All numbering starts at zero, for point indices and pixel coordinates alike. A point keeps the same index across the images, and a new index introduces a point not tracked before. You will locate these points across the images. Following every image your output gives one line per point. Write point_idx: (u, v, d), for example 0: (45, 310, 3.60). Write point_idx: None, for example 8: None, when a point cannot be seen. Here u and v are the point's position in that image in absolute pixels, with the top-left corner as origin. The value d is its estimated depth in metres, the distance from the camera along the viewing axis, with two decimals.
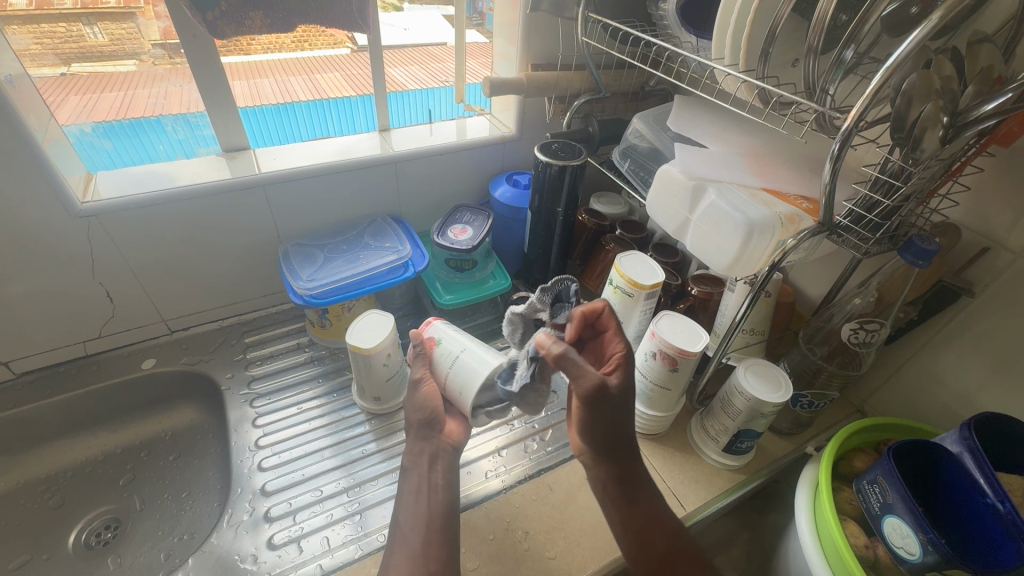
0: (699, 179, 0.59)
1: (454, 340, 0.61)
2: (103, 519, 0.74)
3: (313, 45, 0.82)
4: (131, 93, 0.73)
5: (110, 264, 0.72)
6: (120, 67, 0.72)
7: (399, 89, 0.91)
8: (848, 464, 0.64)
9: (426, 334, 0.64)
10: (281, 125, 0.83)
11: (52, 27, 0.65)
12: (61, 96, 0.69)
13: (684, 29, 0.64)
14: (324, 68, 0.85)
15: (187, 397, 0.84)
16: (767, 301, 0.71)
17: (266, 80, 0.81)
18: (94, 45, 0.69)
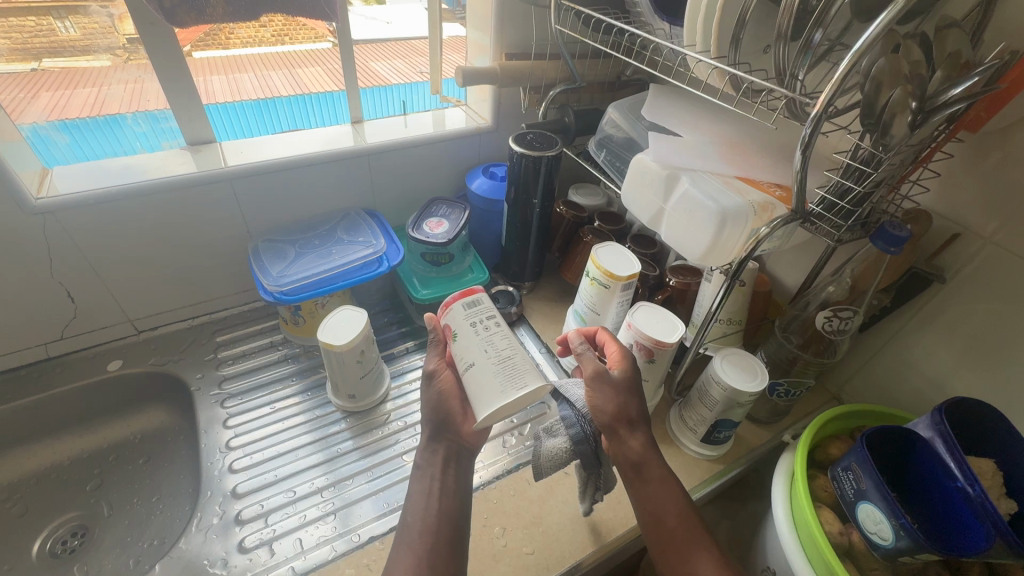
0: (673, 167, 0.59)
1: (468, 343, 0.57)
2: (70, 526, 0.72)
3: (293, 38, 0.79)
4: (103, 89, 0.71)
5: (69, 263, 0.70)
6: (94, 62, 0.69)
7: (382, 83, 0.91)
8: (825, 451, 0.64)
9: (443, 322, 0.62)
10: (263, 120, 0.82)
11: (22, 21, 0.63)
12: (33, 93, 0.67)
13: (657, 17, 0.63)
14: (305, 62, 0.84)
15: (156, 398, 0.82)
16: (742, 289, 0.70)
17: (246, 74, 0.80)
18: (66, 40, 0.66)
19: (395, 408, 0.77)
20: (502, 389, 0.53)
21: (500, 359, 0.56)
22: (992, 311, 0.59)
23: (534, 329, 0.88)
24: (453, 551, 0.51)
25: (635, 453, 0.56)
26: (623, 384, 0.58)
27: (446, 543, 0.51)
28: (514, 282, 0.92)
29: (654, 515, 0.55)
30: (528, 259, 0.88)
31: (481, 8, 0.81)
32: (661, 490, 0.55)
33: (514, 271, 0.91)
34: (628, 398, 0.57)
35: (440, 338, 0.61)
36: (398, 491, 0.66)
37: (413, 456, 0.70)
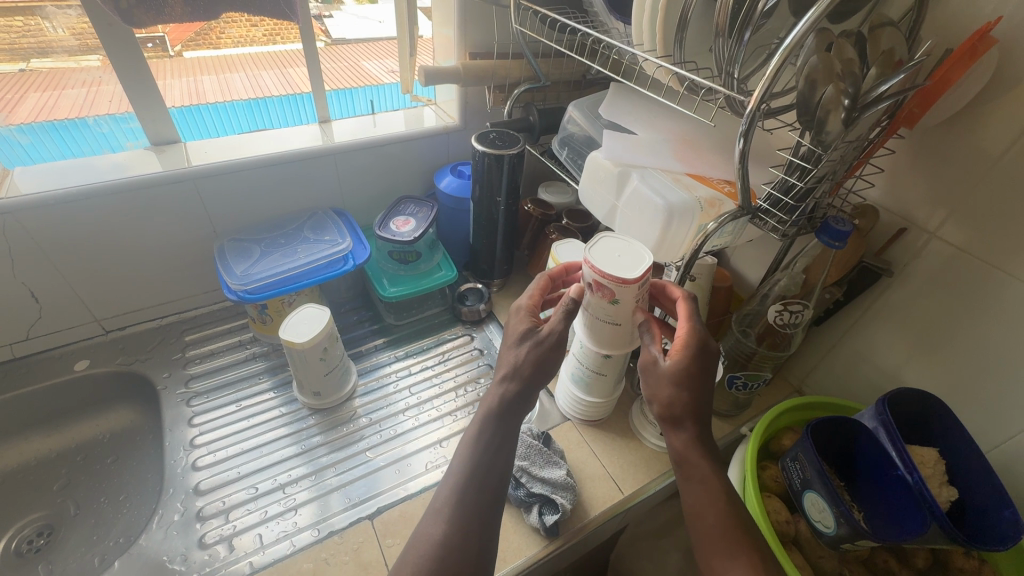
0: (623, 165, 0.60)
1: (620, 312, 0.56)
2: (35, 526, 0.73)
3: (285, 38, 0.81)
4: (95, 89, 0.72)
5: (32, 264, 0.70)
6: (86, 62, 0.70)
7: (375, 82, 0.93)
8: (778, 442, 0.65)
9: (603, 280, 0.53)
10: (255, 121, 0.83)
11: (9, 21, 0.65)
12: (22, 92, 0.68)
13: (611, 17, 0.64)
14: (296, 61, 0.84)
15: (124, 398, 0.82)
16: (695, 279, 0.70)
17: (236, 75, 0.81)
18: (55, 39, 0.67)
19: (362, 405, 0.77)
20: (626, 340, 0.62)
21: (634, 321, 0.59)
22: (938, 305, 0.60)
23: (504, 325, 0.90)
24: (484, 526, 0.50)
25: (675, 450, 0.52)
26: (672, 378, 0.51)
27: (462, 520, 0.49)
28: (484, 279, 0.93)
29: (693, 514, 0.51)
30: (496, 256, 0.89)
31: (445, 6, 0.81)
32: (698, 490, 0.51)
33: (483, 268, 0.92)
34: (680, 391, 0.51)
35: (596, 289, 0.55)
36: (362, 487, 0.67)
37: (376, 453, 0.71)
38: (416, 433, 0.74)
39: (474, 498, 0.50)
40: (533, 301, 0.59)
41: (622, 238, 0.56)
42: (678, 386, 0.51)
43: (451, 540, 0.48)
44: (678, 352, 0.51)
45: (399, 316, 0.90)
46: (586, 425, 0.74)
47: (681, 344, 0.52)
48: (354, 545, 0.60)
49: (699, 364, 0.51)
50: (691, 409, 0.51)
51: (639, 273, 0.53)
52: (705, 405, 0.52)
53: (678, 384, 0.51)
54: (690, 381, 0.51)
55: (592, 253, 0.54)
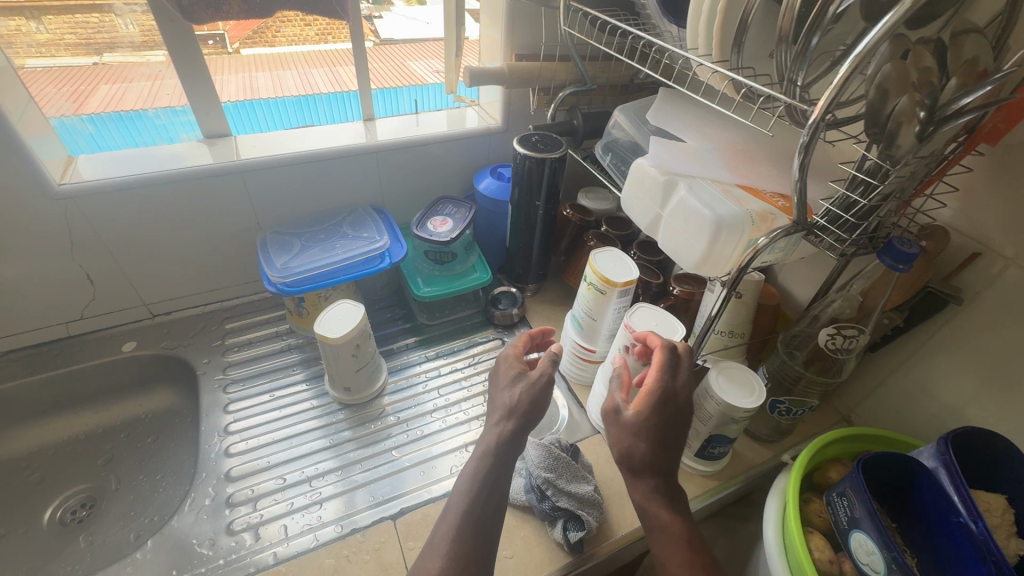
0: (671, 174, 0.57)
1: None
2: (79, 498, 0.76)
3: (336, 38, 0.81)
4: (161, 83, 0.75)
5: (90, 246, 0.73)
6: (152, 57, 0.73)
7: (417, 81, 0.93)
8: (823, 475, 0.61)
9: (641, 342, 0.60)
10: (303, 116, 0.85)
11: (86, 18, 0.68)
12: (94, 85, 0.73)
13: (664, 19, 0.62)
14: (345, 60, 0.85)
15: (166, 380, 0.85)
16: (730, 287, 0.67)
17: (289, 73, 0.85)
18: (126, 35, 0.70)
19: (392, 403, 0.78)
20: None
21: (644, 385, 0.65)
22: (1014, 338, 0.55)
23: (536, 331, 0.88)
24: None
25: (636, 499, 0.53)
26: (632, 428, 0.53)
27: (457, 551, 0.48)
28: (518, 284, 0.92)
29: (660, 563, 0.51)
30: (531, 261, 0.88)
31: (493, 7, 0.81)
32: (665, 541, 0.51)
33: (518, 272, 0.90)
34: (640, 442, 0.52)
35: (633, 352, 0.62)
36: (386, 486, 0.67)
37: (401, 452, 0.71)
38: (442, 435, 0.73)
39: (465, 526, 0.50)
40: (515, 354, 0.64)
41: (657, 311, 0.64)
42: (637, 437, 0.52)
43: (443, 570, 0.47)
44: (642, 402, 0.53)
45: (431, 316, 0.90)
46: None
47: (643, 395, 0.53)
48: (376, 544, 0.60)
49: (661, 417, 0.52)
50: (653, 462, 0.52)
51: (674, 341, 0.60)
52: (670, 457, 0.53)
53: (637, 435, 0.52)
54: (651, 433, 0.52)
55: (634, 320, 0.62)
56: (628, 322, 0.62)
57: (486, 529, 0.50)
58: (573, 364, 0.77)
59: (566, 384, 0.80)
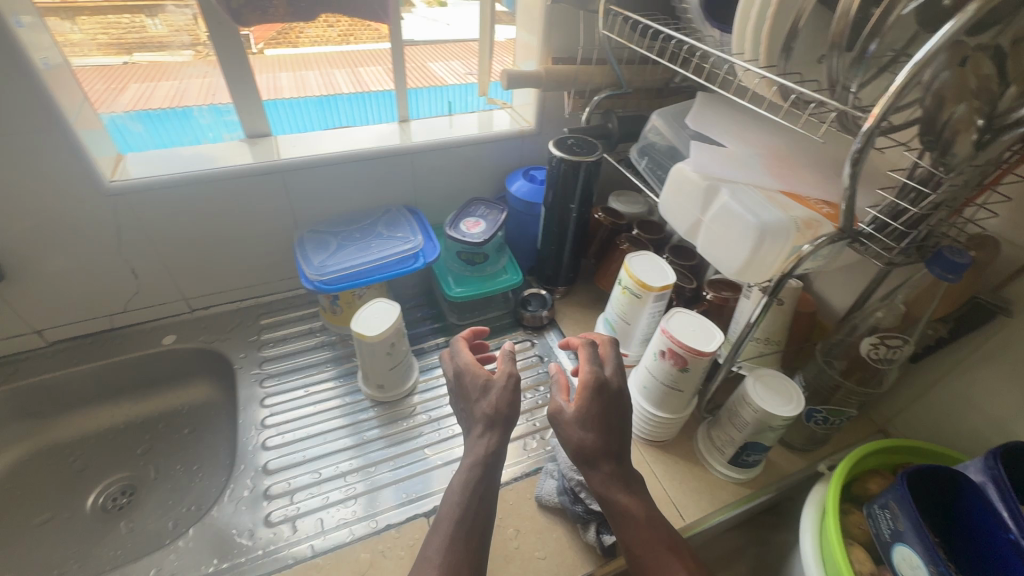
0: (713, 178, 0.57)
1: (686, 379, 0.63)
2: (119, 485, 0.78)
3: (358, 38, 0.83)
4: (184, 83, 0.78)
5: (136, 241, 0.75)
6: (177, 57, 0.76)
7: (438, 84, 0.93)
8: (862, 486, 0.60)
9: (676, 347, 0.61)
10: (324, 116, 0.86)
11: (118, 19, 0.70)
12: (124, 83, 0.75)
13: (707, 24, 0.62)
14: (366, 61, 0.88)
15: (203, 374, 0.87)
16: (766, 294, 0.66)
17: (311, 73, 0.86)
18: (154, 36, 0.73)
19: (423, 401, 0.78)
20: (684, 407, 0.68)
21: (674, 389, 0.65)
22: None
23: (565, 334, 0.89)
24: None
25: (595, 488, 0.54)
26: (577, 421, 0.55)
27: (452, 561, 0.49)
28: (548, 286, 0.93)
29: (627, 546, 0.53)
30: (562, 264, 0.88)
31: (530, 10, 0.81)
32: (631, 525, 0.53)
33: (548, 274, 0.91)
34: (588, 434, 0.54)
35: (669, 356, 0.62)
36: (417, 483, 0.67)
37: (433, 451, 0.72)
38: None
39: (457, 536, 0.51)
40: (473, 360, 0.62)
41: (695, 315, 0.63)
42: (585, 428, 0.54)
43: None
44: (581, 393, 0.55)
45: (462, 316, 0.91)
46: (649, 445, 0.72)
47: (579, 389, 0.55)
48: (411, 541, 0.61)
49: (599, 404, 0.55)
50: (603, 449, 0.54)
51: (712, 348, 0.60)
52: (618, 442, 0.55)
53: (585, 426, 0.55)
54: (596, 423, 0.55)
55: (671, 324, 0.62)
56: (664, 325, 0.62)
57: (476, 542, 0.51)
58: None
59: None
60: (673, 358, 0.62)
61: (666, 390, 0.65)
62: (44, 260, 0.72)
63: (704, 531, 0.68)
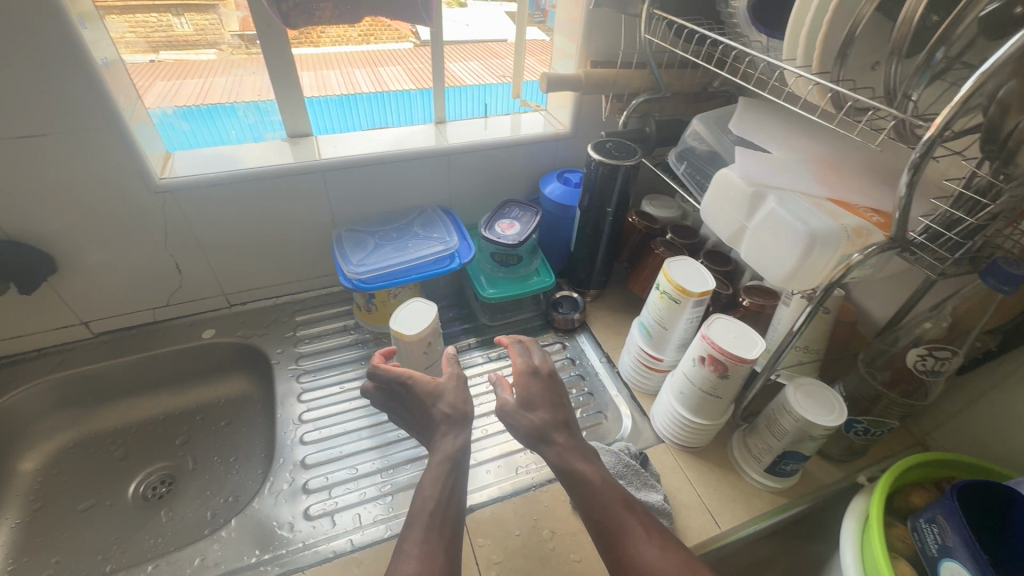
0: (760, 185, 0.56)
1: (725, 386, 0.63)
2: (159, 475, 0.80)
3: (378, 38, 0.85)
4: (209, 80, 0.78)
5: (181, 237, 0.77)
6: (201, 55, 0.77)
7: (456, 84, 0.90)
8: (905, 499, 0.59)
9: (716, 353, 0.60)
10: (343, 116, 0.85)
11: (145, 17, 0.70)
12: (150, 81, 0.75)
13: (754, 29, 0.62)
14: (385, 62, 0.87)
15: (240, 368, 0.89)
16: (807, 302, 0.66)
17: (332, 72, 0.85)
18: (181, 34, 0.74)
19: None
20: (722, 414, 0.68)
21: (711, 395, 0.64)
22: None
23: (597, 337, 0.89)
24: None
25: (554, 458, 0.54)
26: (523, 402, 0.58)
27: (428, 554, 0.47)
28: (581, 289, 0.93)
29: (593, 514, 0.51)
30: (595, 267, 0.89)
31: (569, 13, 0.81)
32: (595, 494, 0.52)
33: (580, 277, 0.91)
34: (538, 413, 0.57)
35: (709, 362, 0.62)
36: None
37: None
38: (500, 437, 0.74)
39: (433, 528, 0.49)
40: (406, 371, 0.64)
41: (735, 322, 0.63)
42: (531, 408, 0.58)
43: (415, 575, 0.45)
44: (520, 379, 0.60)
45: (493, 317, 0.91)
46: (682, 451, 0.72)
47: (516, 378, 0.60)
48: None
49: (536, 383, 0.60)
50: (552, 423, 0.57)
51: (753, 354, 0.59)
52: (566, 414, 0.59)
53: (531, 408, 0.58)
54: (542, 401, 0.59)
55: (712, 330, 0.62)
56: (705, 332, 0.62)
57: (449, 536, 0.49)
58: (638, 371, 0.78)
59: (628, 391, 0.80)
60: (714, 365, 0.62)
61: (704, 396, 0.65)
62: (95, 253, 0.74)
63: (739, 539, 0.67)
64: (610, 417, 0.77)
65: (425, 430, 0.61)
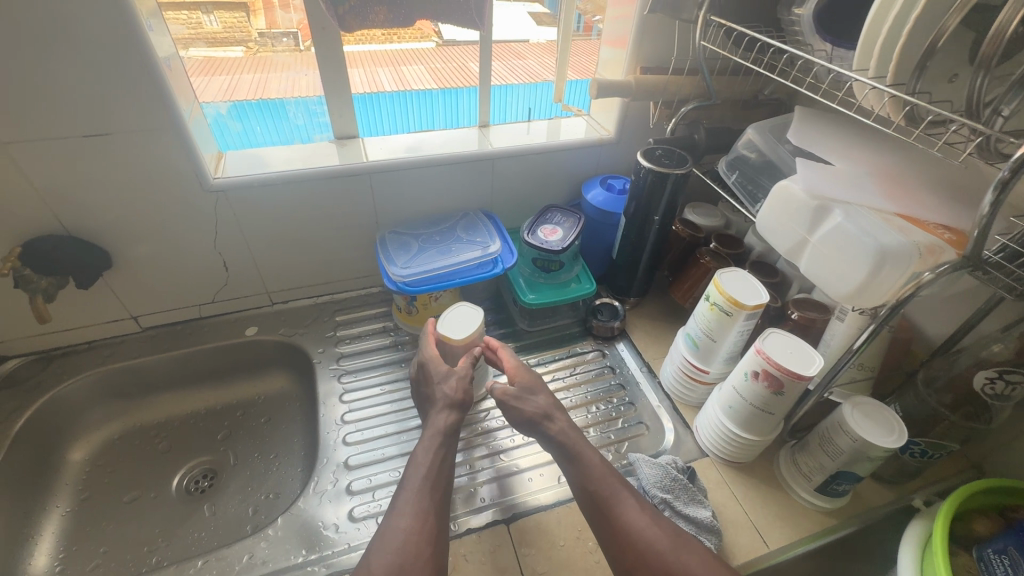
0: (825, 199, 0.55)
1: (779, 402, 0.61)
2: (201, 469, 0.82)
3: (400, 38, 0.82)
4: (235, 78, 0.77)
5: (230, 236, 0.78)
6: (229, 53, 0.76)
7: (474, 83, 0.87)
8: (967, 527, 0.57)
9: (773, 369, 0.59)
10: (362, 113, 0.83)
11: (176, 15, 0.68)
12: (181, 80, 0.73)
13: (819, 38, 0.61)
14: (408, 61, 0.85)
15: (280, 365, 0.90)
16: (863, 317, 0.63)
17: (355, 70, 0.81)
18: (210, 32, 0.73)
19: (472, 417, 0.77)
20: (772, 430, 0.66)
21: (762, 410, 0.63)
22: None
23: (636, 346, 0.88)
24: None
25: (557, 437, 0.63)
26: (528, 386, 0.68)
27: (419, 513, 0.55)
28: (621, 296, 0.92)
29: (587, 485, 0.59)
30: (637, 275, 0.88)
31: (619, 18, 0.80)
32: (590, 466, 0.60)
33: (620, 285, 0.91)
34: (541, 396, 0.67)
35: (764, 378, 0.60)
36: (462, 497, 0.66)
37: (510, 456, 0.71)
38: (526, 450, 0.72)
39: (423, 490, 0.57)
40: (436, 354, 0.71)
41: (792, 337, 0.62)
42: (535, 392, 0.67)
43: (406, 531, 0.54)
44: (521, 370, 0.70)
45: (532, 323, 0.91)
46: (727, 466, 0.70)
47: (514, 373, 0.69)
48: (491, 546, 0.61)
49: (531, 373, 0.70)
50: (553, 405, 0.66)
51: (811, 371, 0.58)
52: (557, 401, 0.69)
53: (533, 393, 0.67)
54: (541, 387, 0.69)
55: (767, 345, 0.60)
56: (761, 348, 0.60)
57: (437, 499, 0.57)
58: (681, 382, 0.76)
59: (670, 402, 0.79)
60: (769, 381, 0.60)
61: (755, 412, 0.64)
62: (148, 250, 0.75)
63: None
64: (652, 428, 0.76)
65: (426, 405, 0.70)
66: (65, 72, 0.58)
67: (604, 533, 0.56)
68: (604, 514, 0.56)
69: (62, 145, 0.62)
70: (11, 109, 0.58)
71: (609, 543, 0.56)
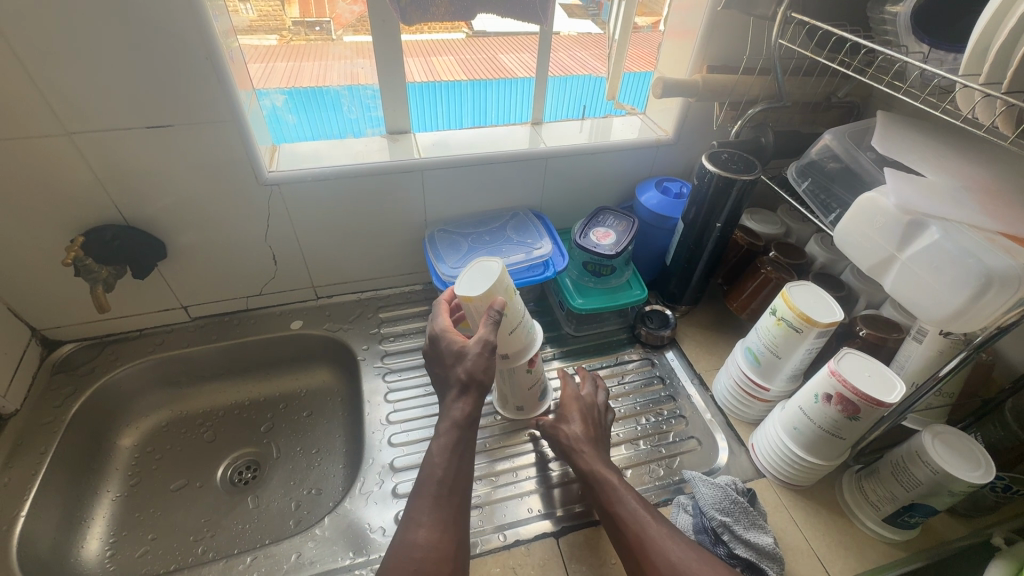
0: (918, 214, 0.52)
1: (853, 427, 0.58)
2: (245, 460, 0.82)
3: (431, 28, 0.76)
4: (270, 66, 0.73)
5: (282, 230, 0.78)
6: (263, 41, 0.72)
7: (506, 76, 0.82)
8: None
9: (851, 394, 0.55)
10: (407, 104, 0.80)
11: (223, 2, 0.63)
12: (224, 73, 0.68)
13: (915, 38, 0.56)
14: (439, 51, 0.79)
15: (324, 360, 0.90)
16: (946, 341, 0.59)
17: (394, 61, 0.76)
18: (246, 21, 0.69)
19: (500, 422, 0.74)
20: (839, 454, 0.63)
21: (832, 433, 0.60)
22: None
23: (686, 355, 0.85)
24: None
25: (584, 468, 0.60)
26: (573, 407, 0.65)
27: (440, 525, 0.51)
28: (672, 304, 0.90)
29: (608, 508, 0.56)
30: (691, 283, 0.85)
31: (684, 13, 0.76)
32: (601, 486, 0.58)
33: (672, 292, 0.88)
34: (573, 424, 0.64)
35: (840, 402, 0.57)
36: (489, 512, 0.64)
37: (554, 466, 0.69)
38: None
39: (441, 500, 0.52)
40: (450, 326, 0.63)
41: (868, 359, 0.58)
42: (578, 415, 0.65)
43: (426, 546, 0.49)
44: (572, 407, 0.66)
45: (579, 327, 0.88)
46: (787, 489, 0.67)
47: (564, 402, 0.67)
48: (539, 561, 0.60)
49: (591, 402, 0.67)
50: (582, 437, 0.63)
51: (892, 397, 0.54)
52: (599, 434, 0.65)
53: (566, 421, 0.65)
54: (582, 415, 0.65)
55: (842, 367, 0.57)
56: (835, 370, 0.57)
57: (455, 506, 0.53)
58: (737, 398, 0.73)
59: (723, 417, 0.76)
60: (845, 405, 0.56)
61: (824, 436, 0.60)
62: (195, 241, 0.75)
63: None
64: (704, 443, 0.73)
65: (443, 386, 0.61)
66: (131, 62, 0.57)
67: (628, 552, 0.53)
68: (623, 531, 0.54)
69: (121, 136, 0.62)
70: (77, 98, 0.58)
71: (632, 563, 0.52)
